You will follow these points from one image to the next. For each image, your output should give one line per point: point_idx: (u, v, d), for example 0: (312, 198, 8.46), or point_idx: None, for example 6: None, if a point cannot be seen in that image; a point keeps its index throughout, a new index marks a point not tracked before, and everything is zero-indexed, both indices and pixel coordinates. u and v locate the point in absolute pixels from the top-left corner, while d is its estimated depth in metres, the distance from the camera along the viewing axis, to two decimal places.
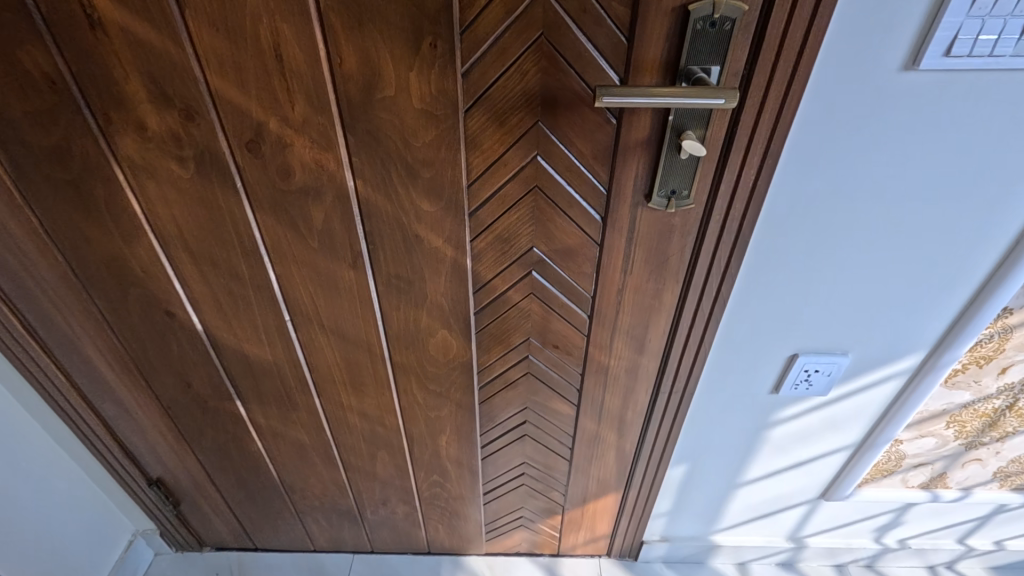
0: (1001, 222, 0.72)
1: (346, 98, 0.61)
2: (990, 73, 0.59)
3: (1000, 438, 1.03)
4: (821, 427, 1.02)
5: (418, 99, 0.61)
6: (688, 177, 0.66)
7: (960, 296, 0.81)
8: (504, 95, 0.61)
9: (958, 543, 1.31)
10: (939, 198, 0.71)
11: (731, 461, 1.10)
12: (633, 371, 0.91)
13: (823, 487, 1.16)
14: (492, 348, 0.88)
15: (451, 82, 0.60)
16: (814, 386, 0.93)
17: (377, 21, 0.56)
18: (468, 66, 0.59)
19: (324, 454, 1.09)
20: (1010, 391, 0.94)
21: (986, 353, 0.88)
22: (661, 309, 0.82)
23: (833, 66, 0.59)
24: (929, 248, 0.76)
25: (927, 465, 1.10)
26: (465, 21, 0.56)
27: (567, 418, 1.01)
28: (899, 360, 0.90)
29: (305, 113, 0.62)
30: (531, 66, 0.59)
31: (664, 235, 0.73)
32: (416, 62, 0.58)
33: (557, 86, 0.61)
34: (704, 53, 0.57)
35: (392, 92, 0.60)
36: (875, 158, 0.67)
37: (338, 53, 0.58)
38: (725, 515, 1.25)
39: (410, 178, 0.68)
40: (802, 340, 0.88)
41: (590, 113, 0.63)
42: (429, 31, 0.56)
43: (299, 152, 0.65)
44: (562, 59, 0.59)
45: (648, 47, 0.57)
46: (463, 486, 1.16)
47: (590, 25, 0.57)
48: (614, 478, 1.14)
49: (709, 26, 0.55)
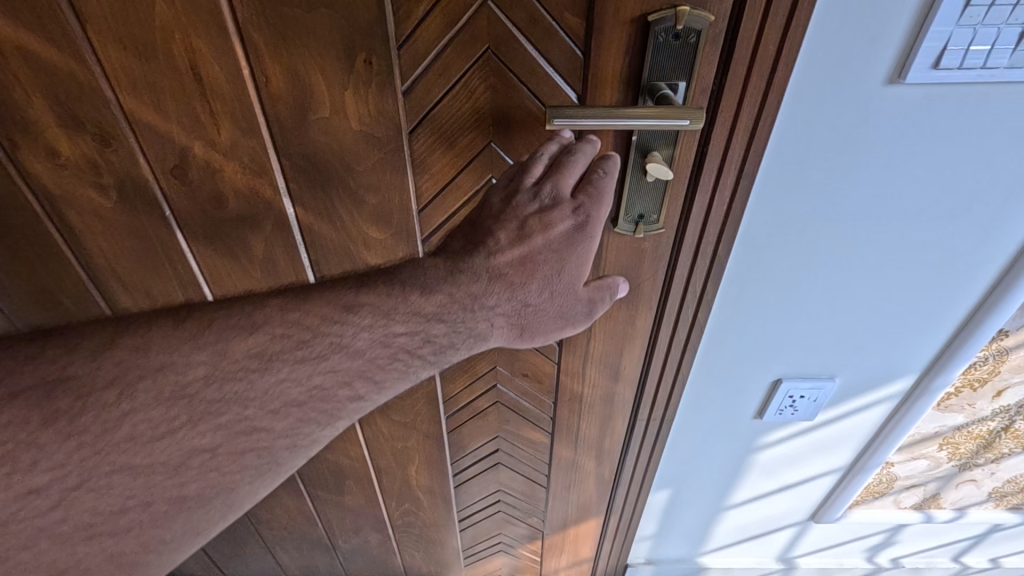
0: (995, 243, 0.68)
1: (276, 121, 0.56)
2: (982, 85, 0.54)
3: (995, 458, 0.98)
4: (809, 451, 0.97)
5: (355, 120, 0.56)
6: (656, 200, 0.62)
7: (952, 319, 0.76)
8: (451, 114, 0.57)
9: (953, 561, 1.26)
10: (929, 218, 0.66)
11: (716, 486, 1.05)
12: (608, 399, 0.86)
13: (813, 509, 1.11)
14: (457, 378, 0.85)
15: (392, 103, 0.55)
16: (800, 411, 0.88)
17: (303, 36, 0.50)
18: (409, 84, 0.54)
19: (289, 484, 1.04)
20: (1006, 412, 0.89)
21: (980, 375, 0.83)
22: (635, 336, 0.77)
23: (811, 81, 0.54)
24: (919, 270, 0.71)
25: (920, 487, 1.05)
26: (402, 35, 0.51)
27: (541, 446, 0.97)
28: (889, 384, 0.85)
29: (232, 136, 0.56)
30: (478, 83, 0.55)
31: (634, 261, 0.68)
32: (351, 81, 0.53)
33: (508, 104, 0.56)
34: (668, 68, 0.51)
35: (326, 113, 0.55)
36: (860, 178, 0.62)
37: (263, 71, 0.52)
38: (712, 538, 1.20)
39: (355, 204, 0.62)
40: (787, 365, 0.83)
41: (547, 134, 0.58)
42: (361, 46, 0.51)
43: (231, 179, 0.60)
44: (511, 74, 0.54)
45: (606, 62, 0.52)
46: (438, 513, 1.11)
47: (540, 38, 0.52)
48: (594, 503, 1.09)
49: (673, 39, 0.50)
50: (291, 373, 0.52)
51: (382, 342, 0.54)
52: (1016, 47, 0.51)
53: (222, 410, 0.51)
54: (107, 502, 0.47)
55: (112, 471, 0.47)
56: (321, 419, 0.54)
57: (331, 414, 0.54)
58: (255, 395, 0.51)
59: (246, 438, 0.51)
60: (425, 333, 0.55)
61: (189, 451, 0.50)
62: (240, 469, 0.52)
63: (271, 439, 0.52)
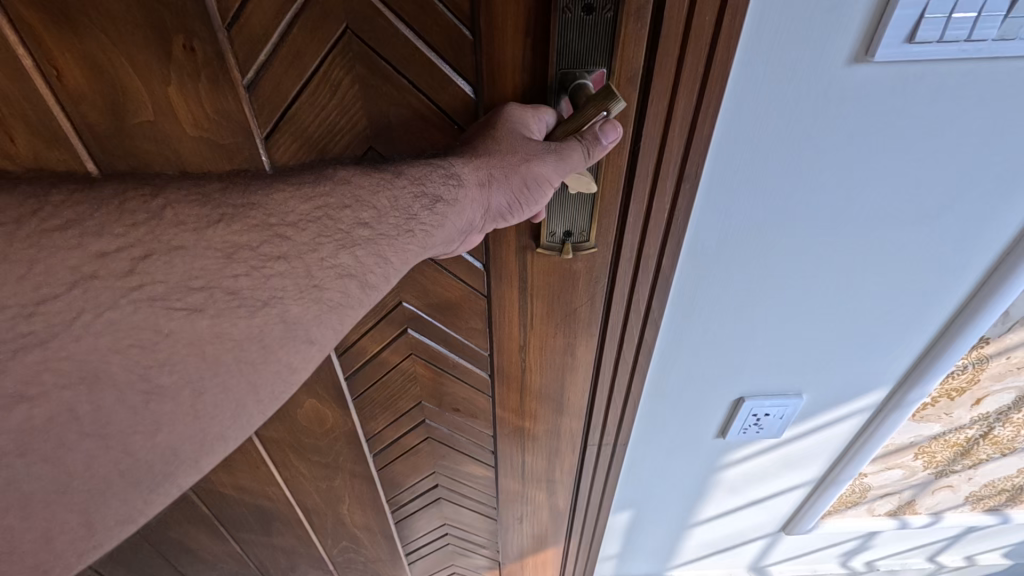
0: (977, 243, 0.59)
1: (84, 123, 0.46)
2: (965, 62, 0.44)
3: (973, 464, 0.92)
4: (776, 466, 0.89)
5: (188, 121, 0.47)
6: (585, 218, 0.52)
7: (930, 326, 0.68)
8: (314, 112, 0.48)
9: (929, 561, 1.22)
10: (902, 219, 0.57)
11: (680, 505, 0.97)
12: (552, 430, 0.78)
13: (783, 521, 1.04)
14: (379, 414, 0.76)
15: (231, 98, 0.46)
16: (765, 429, 0.80)
17: (93, 15, 0.41)
18: (252, 76, 0.45)
19: (208, 529, 0.93)
20: (985, 420, 0.82)
21: (958, 384, 0.76)
22: (576, 365, 0.68)
23: (760, 62, 0.44)
24: (892, 275, 0.62)
25: (895, 495, 0.99)
26: (229, 12, 0.41)
27: (484, 478, 0.90)
28: (861, 397, 0.77)
29: (33, 147, 0.47)
30: (342, 74, 0.46)
31: (567, 283, 0.58)
32: (170, 73, 0.44)
33: (382, 98, 0.47)
34: (582, 51, 0.42)
35: (149, 115, 0.46)
36: (823, 176, 0.52)
37: (53, 62, 0.42)
38: (680, 553, 1.13)
39: None
40: (749, 382, 0.74)
41: (437, 135, 0.50)
42: (175, 29, 0.42)
43: None
44: (382, 61, 0.45)
45: (502, 46, 0.43)
46: (381, 548, 1.04)
47: (415, 14, 0.43)
48: (551, 533, 1.02)
49: (585, 13, 0.40)
50: (287, 206, 0.40)
51: (350, 203, 0.42)
52: (1009, 14, 0.41)
53: (229, 238, 0.37)
54: (62, 269, 0.32)
55: (106, 331, 0.32)
56: (322, 245, 0.40)
57: (320, 309, 0.40)
58: (255, 224, 0.38)
59: (252, 250, 0.37)
60: (416, 183, 0.43)
61: (205, 260, 0.36)
62: (158, 413, 0.34)
63: (233, 343, 0.36)
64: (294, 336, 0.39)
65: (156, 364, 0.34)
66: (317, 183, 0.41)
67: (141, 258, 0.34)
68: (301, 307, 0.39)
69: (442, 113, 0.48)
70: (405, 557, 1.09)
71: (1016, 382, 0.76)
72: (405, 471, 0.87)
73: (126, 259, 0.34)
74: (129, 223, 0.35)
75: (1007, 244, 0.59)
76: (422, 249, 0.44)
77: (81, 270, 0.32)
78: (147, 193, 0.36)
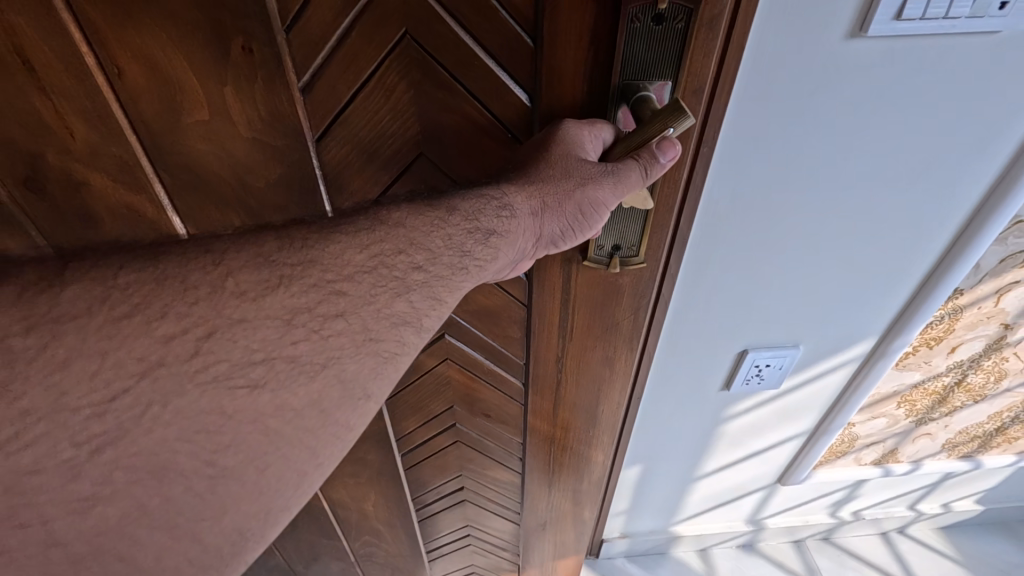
0: (953, 200, 0.67)
1: (140, 119, 0.48)
2: (943, 37, 0.52)
3: (948, 412, 1.02)
4: (774, 418, 0.98)
5: (239, 120, 0.50)
6: (636, 232, 0.58)
7: (912, 279, 0.76)
8: (367, 117, 0.52)
9: (909, 509, 1.32)
10: (889, 179, 0.64)
11: (686, 458, 1.05)
12: (580, 433, 0.83)
13: (779, 473, 1.13)
14: (410, 416, 0.82)
15: (286, 100, 0.49)
16: (766, 380, 0.87)
17: (156, 16, 0.43)
18: (308, 79, 0.48)
19: None
20: (959, 367, 0.91)
21: (936, 334, 0.84)
22: (609, 375, 0.74)
23: (771, 37, 0.50)
24: (880, 232, 0.70)
25: (879, 444, 1.08)
26: (290, 16, 0.44)
27: (507, 483, 0.95)
28: (850, 348, 0.86)
29: (90, 141, 0.49)
30: (395, 80, 0.50)
31: (610, 298, 0.64)
32: (228, 74, 0.47)
33: (431, 103, 0.51)
34: (648, 61, 0.46)
35: (203, 114, 0.49)
36: (822, 141, 0.59)
37: (114, 61, 0.45)
38: (684, 508, 1.21)
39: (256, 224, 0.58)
40: (751, 336, 0.81)
41: (483, 139, 0.54)
42: (235, 30, 0.44)
43: (101, 193, 0.53)
44: (436, 64, 0.49)
45: (562, 54, 0.47)
46: (402, 542, 1.08)
47: (478, 23, 0.47)
48: (572, 540, 1.08)
49: (654, 24, 0.44)
50: (345, 257, 0.42)
51: (405, 246, 0.44)
52: None
53: (287, 302, 0.40)
54: (127, 359, 0.35)
55: (176, 419, 0.35)
56: (376, 295, 0.43)
57: (377, 360, 0.43)
58: (311, 284, 0.41)
59: (311, 312, 0.40)
60: (471, 220, 0.46)
61: (268, 332, 0.39)
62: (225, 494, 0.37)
63: (293, 412, 0.40)
64: (351, 393, 0.42)
65: (220, 449, 0.37)
66: (373, 228, 0.44)
67: (203, 338, 0.37)
68: (357, 363, 0.42)
69: (495, 119, 0.52)
70: (424, 553, 1.14)
71: (986, 331, 0.85)
72: (436, 470, 0.93)
73: (187, 340, 0.36)
74: (190, 299, 0.37)
75: (978, 201, 0.67)
76: (475, 280, 0.48)
77: (147, 361, 0.35)
78: (209, 262, 0.39)
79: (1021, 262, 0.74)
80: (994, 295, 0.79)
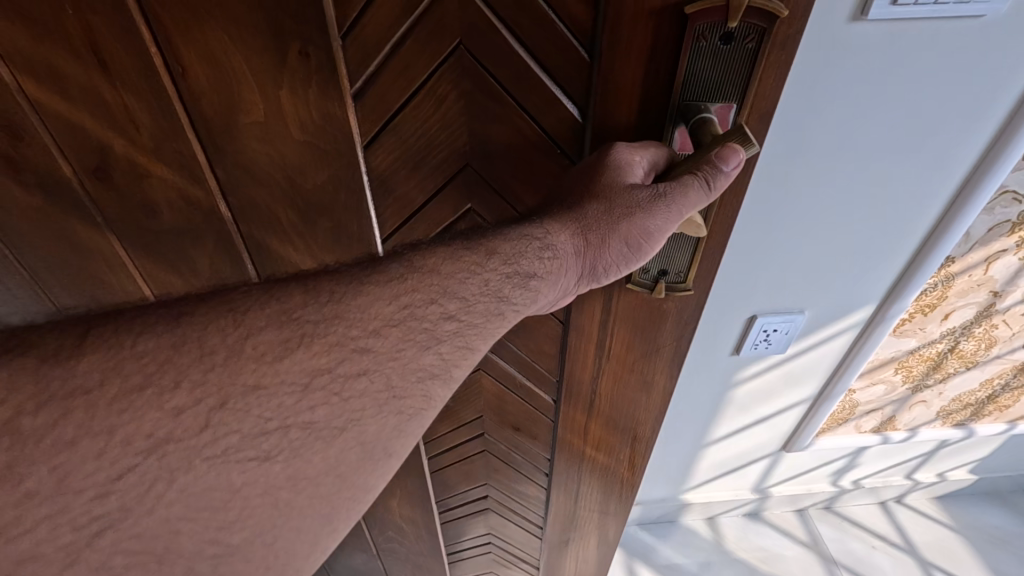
0: (945, 172, 0.74)
1: (198, 117, 0.46)
2: (936, 21, 0.59)
3: (943, 378, 1.09)
4: (780, 383, 1.04)
5: (296, 124, 0.47)
6: (684, 261, 0.59)
7: (908, 248, 0.83)
8: (417, 126, 0.50)
9: (906, 478, 1.40)
10: (887, 152, 0.71)
11: (697, 424, 1.12)
12: (609, 451, 0.85)
13: (784, 440, 1.20)
14: (441, 422, 0.87)
15: (337, 105, 0.47)
16: (773, 344, 0.94)
17: (219, 16, 0.41)
18: (360, 87, 0.46)
19: None
20: (952, 334, 0.98)
21: (930, 300, 0.91)
22: (642, 399, 0.76)
23: None
24: (878, 203, 0.77)
25: (878, 412, 1.15)
26: (348, 21, 0.43)
27: (533, 493, 0.99)
28: (851, 315, 0.92)
29: (153, 139, 0.46)
30: (450, 89, 0.48)
31: (652, 320, 0.66)
32: (284, 78, 0.44)
33: (483, 113, 0.50)
34: (712, 82, 0.44)
35: (260, 117, 0.46)
36: (827, 116, 0.66)
37: (178, 59, 0.42)
38: (694, 475, 1.28)
39: (306, 228, 0.55)
40: (760, 302, 0.88)
41: (532, 154, 0.52)
42: (294, 34, 0.42)
43: (158, 186, 0.50)
44: (488, 74, 0.47)
45: (621, 68, 0.45)
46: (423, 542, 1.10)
47: (532, 30, 0.45)
48: (593, 555, 1.11)
49: (722, 43, 0.42)
50: (375, 307, 0.43)
51: (438, 295, 0.45)
52: None
53: (309, 365, 0.40)
54: (136, 433, 0.36)
55: (182, 498, 0.37)
56: (407, 347, 0.44)
57: (400, 417, 0.45)
58: (334, 346, 0.41)
59: (331, 373, 0.41)
60: (509, 263, 0.47)
61: (283, 398, 0.39)
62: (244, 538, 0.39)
63: (308, 478, 0.42)
64: (370, 453, 0.45)
65: (226, 525, 0.39)
66: (404, 278, 0.45)
67: (216, 408, 0.38)
68: (377, 424, 0.44)
69: (546, 135, 0.51)
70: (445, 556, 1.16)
71: (977, 298, 0.92)
72: (462, 477, 0.97)
73: (198, 414, 0.37)
74: (208, 364, 0.38)
75: (966, 174, 0.74)
76: (513, 322, 0.49)
77: (157, 436, 0.36)
78: (232, 320, 0.40)
79: (1007, 231, 0.81)
80: (983, 263, 0.86)
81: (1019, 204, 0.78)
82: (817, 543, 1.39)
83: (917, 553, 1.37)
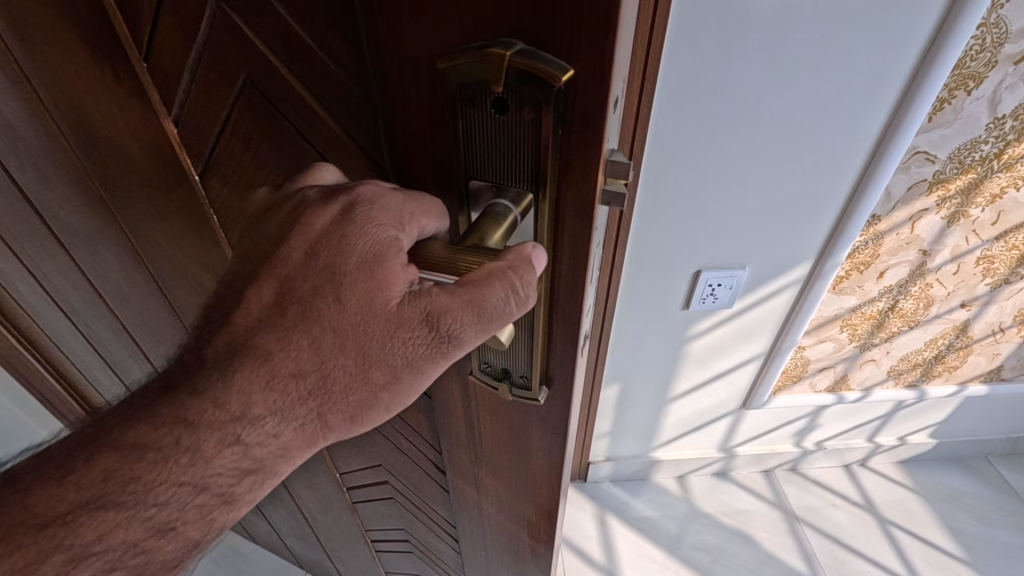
0: (858, 135, 0.82)
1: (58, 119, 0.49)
2: None
3: (888, 337, 1.16)
4: (731, 340, 1.13)
5: (130, 132, 0.48)
6: (525, 360, 0.41)
7: (834, 208, 0.92)
8: (230, 159, 0.46)
9: (868, 441, 1.47)
10: (803, 115, 0.80)
11: (659, 378, 1.21)
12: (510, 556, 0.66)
13: (742, 397, 1.29)
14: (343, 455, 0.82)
15: (159, 129, 0.47)
16: (719, 299, 1.04)
17: (45, 31, 0.43)
18: (175, 111, 0.45)
19: None
20: (890, 292, 1.06)
21: (863, 259, 0.99)
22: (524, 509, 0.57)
23: None
24: (802, 163, 0.85)
25: (829, 369, 1.23)
26: (147, 44, 0.41)
27: (442, 556, 0.87)
28: (790, 272, 1.01)
29: (31, 134, 0.52)
30: (243, 120, 0.42)
31: (514, 431, 0.48)
32: (108, 97, 0.46)
33: (290, 152, 0.42)
34: (508, 150, 0.31)
35: (103, 128, 0.48)
36: (741, 82, 0.75)
37: (30, 64, 0.46)
38: (662, 432, 1.37)
39: (174, 241, 0.58)
40: (704, 258, 0.97)
41: None
42: (107, 58, 0.43)
43: (49, 176, 0.55)
44: (276, 110, 0.40)
45: (396, 123, 0.34)
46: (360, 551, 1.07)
47: (294, 61, 0.37)
48: None
49: (499, 110, 0.29)
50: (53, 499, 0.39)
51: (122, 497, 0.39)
52: None
53: None
54: None
55: None
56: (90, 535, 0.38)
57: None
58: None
59: None
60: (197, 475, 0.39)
61: None
62: None
63: None
64: None
65: None
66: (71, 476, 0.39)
67: None
68: None
69: None
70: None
71: (908, 256, 1.00)
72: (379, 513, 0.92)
73: None
74: None
75: (879, 134, 0.82)
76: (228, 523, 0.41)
77: None
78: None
79: (926, 190, 0.90)
80: (908, 221, 0.94)
81: (932, 164, 0.86)
82: (780, 500, 1.47)
83: (876, 511, 1.44)
